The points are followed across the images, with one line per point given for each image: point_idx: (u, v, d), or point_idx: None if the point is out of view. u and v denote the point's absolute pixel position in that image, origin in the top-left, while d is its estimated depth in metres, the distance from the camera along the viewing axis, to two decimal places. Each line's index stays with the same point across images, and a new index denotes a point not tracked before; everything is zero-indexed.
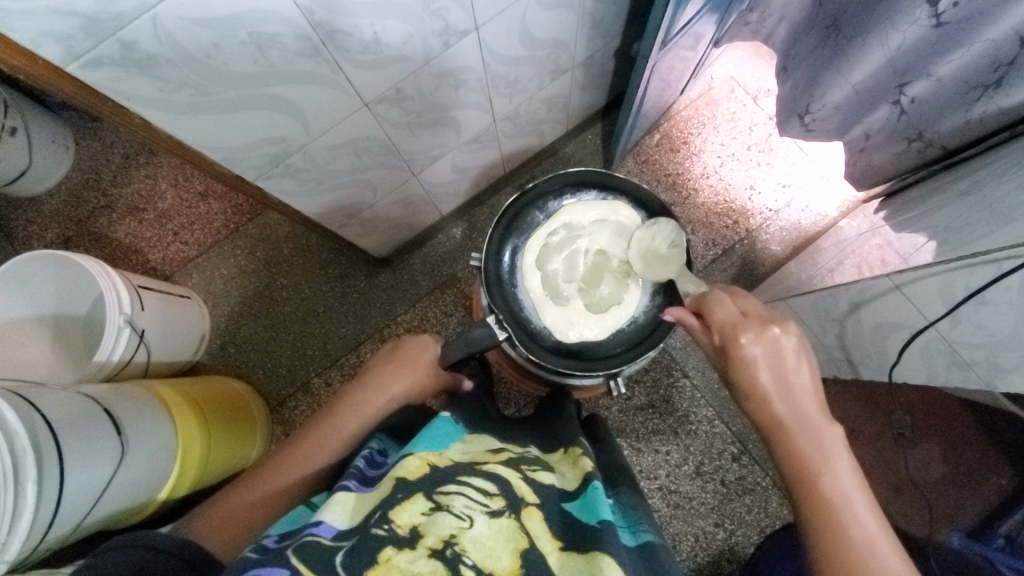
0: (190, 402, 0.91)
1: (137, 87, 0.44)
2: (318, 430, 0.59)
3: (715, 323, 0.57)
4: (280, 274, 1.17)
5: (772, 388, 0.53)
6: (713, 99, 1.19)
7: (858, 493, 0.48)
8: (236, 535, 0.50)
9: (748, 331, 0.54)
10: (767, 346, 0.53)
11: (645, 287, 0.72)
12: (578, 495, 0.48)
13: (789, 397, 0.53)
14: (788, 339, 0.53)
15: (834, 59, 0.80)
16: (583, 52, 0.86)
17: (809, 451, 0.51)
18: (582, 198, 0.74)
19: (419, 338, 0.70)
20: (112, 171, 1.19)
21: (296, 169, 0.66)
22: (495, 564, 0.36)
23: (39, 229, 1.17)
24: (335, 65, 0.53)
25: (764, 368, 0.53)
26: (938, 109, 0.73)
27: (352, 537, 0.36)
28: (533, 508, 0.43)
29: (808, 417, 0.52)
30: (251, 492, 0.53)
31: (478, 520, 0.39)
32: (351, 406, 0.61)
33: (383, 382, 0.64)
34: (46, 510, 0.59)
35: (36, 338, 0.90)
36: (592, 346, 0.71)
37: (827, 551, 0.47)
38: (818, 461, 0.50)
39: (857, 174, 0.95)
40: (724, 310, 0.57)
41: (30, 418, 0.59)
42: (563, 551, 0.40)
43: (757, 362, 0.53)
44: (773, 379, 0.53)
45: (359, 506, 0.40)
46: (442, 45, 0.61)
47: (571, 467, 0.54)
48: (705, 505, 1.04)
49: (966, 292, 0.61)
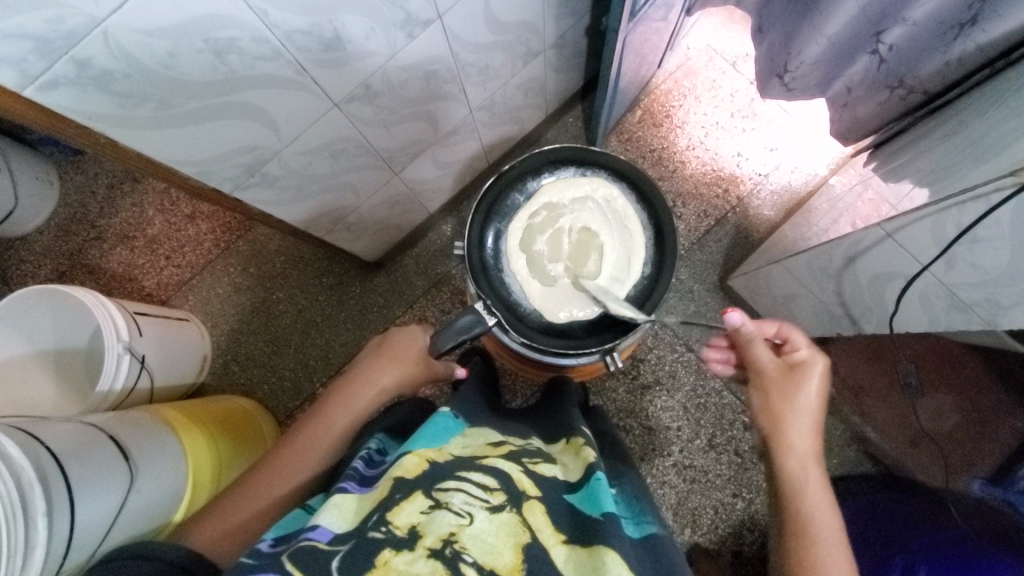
0: (199, 425, 0.91)
1: (98, 106, 0.44)
2: (308, 429, 0.59)
3: (795, 339, 0.64)
4: (276, 287, 1.17)
5: (799, 429, 0.59)
6: (691, 69, 1.18)
7: (838, 550, 0.52)
8: (234, 543, 0.50)
9: (819, 355, 0.62)
10: (814, 377, 0.61)
11: (635, 258, 0.71)
12: (581, 486, 0.47)
13: (806, 462, 0.58)
14: (820, 364, 0.61)
15: (807, 14, 0.79)
16: (554, 33, 0.85)
17: (820, 536, 0.52)
18: (560, 176, 0.73)
19: (407, 328, 0.68)
20: (99, 202, 1.19)
21: (273, 177, 0.65)
22: (497, 560, 0.36)
23: (32, 267, 1.18)
24: (299, 66, 0.53)
25: (808, 383, 0.60)
26: (917, 54, 0.72)
27: (348, 541, 0.36)
28: (535, 501, 0.43)
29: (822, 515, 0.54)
30: (244, 498, 0.53)
31: (479, 515, 0.38)
32: (342, 405, 0.61)
33: (371, 375, 0.63)
34: (60, 542, 0.59)
35: (37, 374, 0.91)
36: (581, 325, 0.70)
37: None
38: (816, 515, 0.54)
39: (842, 129, 0.94)
40: (799, 341, 0.63)
41: (34, 452, 0.60)
42: (567, 545, 0.40)
43: (806, 383, 0.60)
44: (806, 405, 0.59)
45: (358, 507, 0.40)
46: (406, 37, 0.60)
47: (573, 457, 0.54)
48: (722, 477, 1.04)
49: (957, 231, 0.56)
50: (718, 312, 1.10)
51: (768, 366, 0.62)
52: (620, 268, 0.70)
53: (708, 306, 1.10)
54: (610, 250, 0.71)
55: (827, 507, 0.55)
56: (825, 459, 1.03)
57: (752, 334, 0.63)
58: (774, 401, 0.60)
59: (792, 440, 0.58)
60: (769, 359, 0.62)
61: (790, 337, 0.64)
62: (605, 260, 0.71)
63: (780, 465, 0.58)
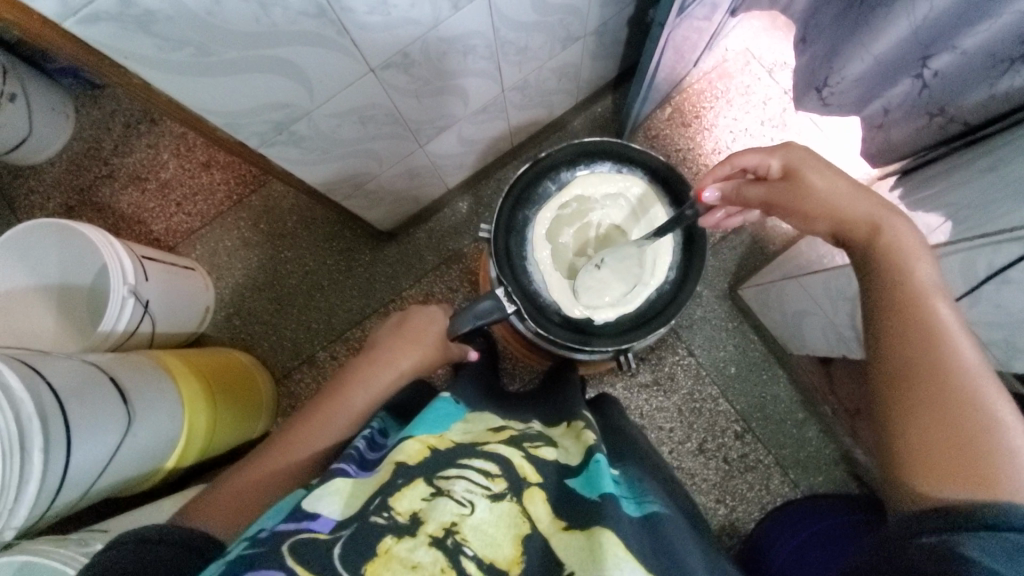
0: (197, 374, 0.90)
1: (137, 46, 0.42)
2: (324, 406, 0.58)
3: (766, 159, 0.61)
4: (285, 247, 1.16)
5: (846, 206, 0.58)
6: (727, 71, 1.16)
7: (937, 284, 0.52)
8: (239, 517, 0.48)
9: (797, 148, 0.61)
10: (808, 165, 0.60)
11: (662, 261, 0.70)
12: (582, 471, 0.47)
13: (879, 214, 0.56)
14: (799, 157, 0.60)
15: (856, 30, 0.77)
16: (597, 19, 0.83)
17: (910, 277, 0.53)
18: (596, 169, 0.72)
19: (429, 309, 0.71)
20: (113, 140, 1.18)
21: (300, 137, 0.64)
22: (496, 552, 0.37)
23: (41, 198, 1.17)
24: (341, 26, 0.51)
25: (816, 177, 0.59)
26: (962, 82, 0.70)
27: (350, 526, 0.36)
28: (535, 488, 0.43)
29: (920, 276, 0.53)
30: (251, 473, 0.52)
31: (480, 504, 0.39)
32: (359, 381, 0.60)
33: (391, 356, 0.63)
34: (53, 480, 0.60)
35: (37, 308, 0.90)
36: (601, 324, 0.70)
37: (897, 321, 0.52)
38: (902, 259, 0.54)
39: (875, 150, 0.92)
40: (756, 159, 0.61)
41: (34, 387, 0.60)
42: (567, 531, 0.40)
43: (816, 181, 0.59)
44: (831, 190, 0.58)
45: (355, 492, 0.41)
46: (451, 8, 0.59)
47: (573, 441, 0.54)
48: (708, 482, 1.05)
49: (987, 271, 0.56)
50: (724, 320, 1.10)
51: (769, 197, 0.61)
52: (621, 248, 0.70)
53: (715, 312, 1.10)
54: (599, 261, 0.70)
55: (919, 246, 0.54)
56: (811, 476, 1.04)
57: (732, 188, 0.63)
58: (802, 210, 0.60)
59: (843, 212, 0.58)
60: (765, 191, 0.61)
61: (746, 161, 0.62)
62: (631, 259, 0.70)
63: (853, 233, 0.58)
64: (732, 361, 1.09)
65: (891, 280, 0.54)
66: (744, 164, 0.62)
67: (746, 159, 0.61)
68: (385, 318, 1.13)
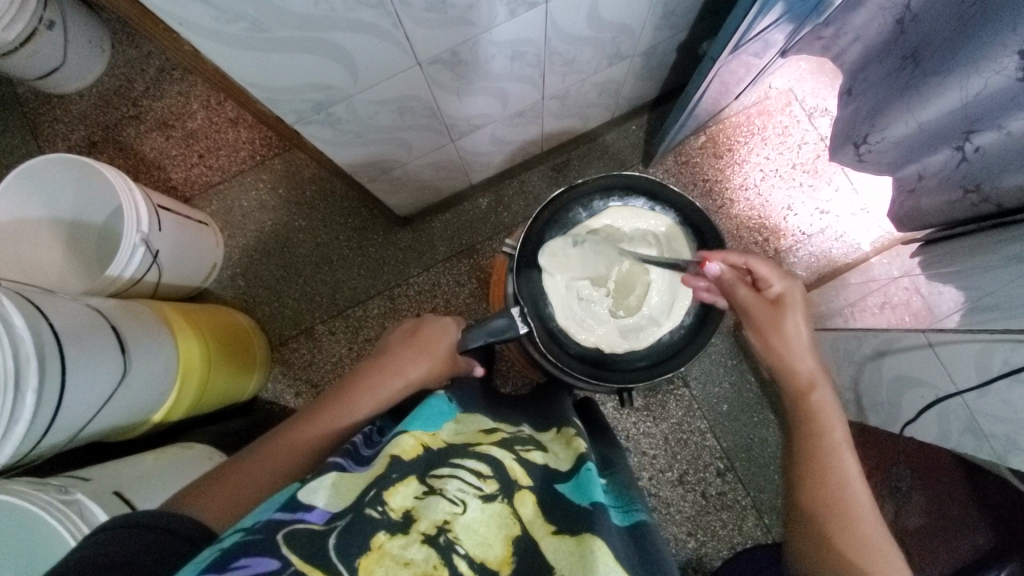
0: (195, 328, 0.90)
1: (194, 16, 0.42)
2: (329, 410, 0.58)
3: (773, 274, 0.61)
4: (301, 215, 1.16)
5: (801, 357, 0.59)
6: (767, 109, 1.15)
7: (846, 450, 0.55)
8: (235, 508, 0.46)
9: (799, 285, 0.62)
10: (797, 302, 0.61)
11: (682, 306, 0.70)
12: (571, 477, 0.47)
13: (819, 377, 0.59)
14: (796, 297, 0.61)
15: (906, 92, 0.76)
16: (648, 41, 0.82)
17: (829, 444, 0.56)
18: (630, 203, 0.72)
19: (442, 319, 0.72)
20: (145, 82, 1.17)
21: (337, 119, 0.64)
22: (487, 551, 0.37)
23: (64, 128, 1.16)
24: (396, 18, 0.51)
25: (798, 317, 0.60)
26: (1002, 165, 0.68)
27: (345, 517, 0.37)
28: (525, 491, 0.43)
29: (833, 438, 0.56)
30: (251, 466, 0.51)
31: (472, 505, 0.39)
32: (368, 388, 0.60)
33: (401, 365, 0.64)
34: (42, 420, 0.60)
35: (46, 241, 0.89)
36: (615, 358, 0.70)
37: (815, 482, 0.54)
38: (820, 421, 0.57)
39: (900, 214, 0.90)
40: (766, 271, 0.61)
41: (36, 326, 0.60)
42: (556, 535, 0.40)
43: (799, 324, 0.60)
44: (801, 340, 0.60)
45: (350, 486, 0.41)
46: (507, 15, 0.58)
47: (564, 447, 0.54)
48: (682, 514, 1.05)
49: (1003, 367, 0.57)
50: (724, 356, 1.11)
51: (752, 306, 0.61)
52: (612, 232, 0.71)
53: (716, 347, 1.11)
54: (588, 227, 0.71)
55: (836, 412, 0.57)
56: None
57: (732, 279, 0.62)
58: (769, 338, 0.61)
59: (794, 363, 0.60)
60: (753, 299, 0.61)
61: (758, 269, 0.62)
62: (652, 298, 0.70)
63: (791, 387, 0.60)
64: (725, 398, 1.09)
65: (811, 440, 0.57)
66: (755, 269, 0.62)
67: (759, 267, 0.61)
68: (389, 302, 1.13)
